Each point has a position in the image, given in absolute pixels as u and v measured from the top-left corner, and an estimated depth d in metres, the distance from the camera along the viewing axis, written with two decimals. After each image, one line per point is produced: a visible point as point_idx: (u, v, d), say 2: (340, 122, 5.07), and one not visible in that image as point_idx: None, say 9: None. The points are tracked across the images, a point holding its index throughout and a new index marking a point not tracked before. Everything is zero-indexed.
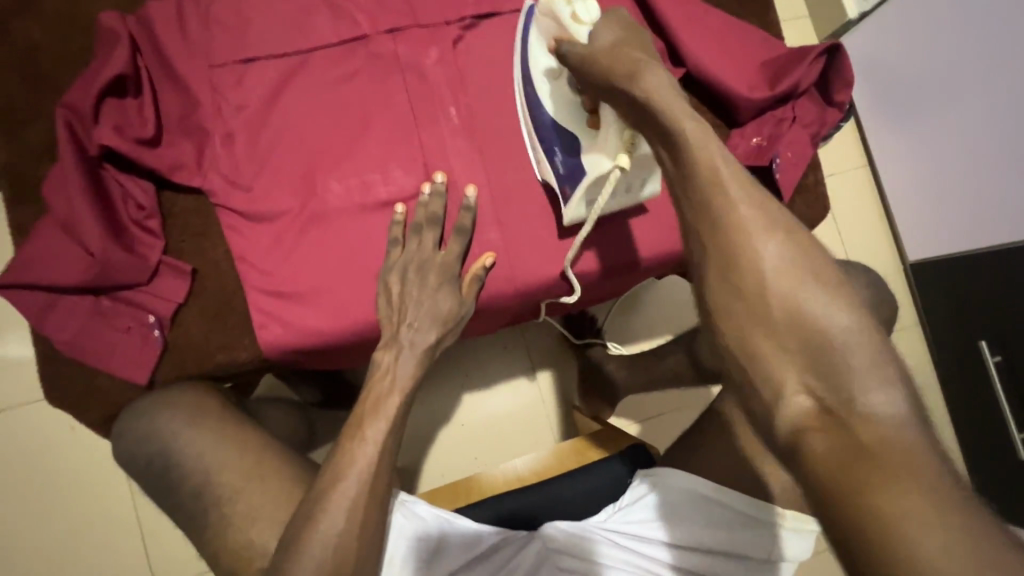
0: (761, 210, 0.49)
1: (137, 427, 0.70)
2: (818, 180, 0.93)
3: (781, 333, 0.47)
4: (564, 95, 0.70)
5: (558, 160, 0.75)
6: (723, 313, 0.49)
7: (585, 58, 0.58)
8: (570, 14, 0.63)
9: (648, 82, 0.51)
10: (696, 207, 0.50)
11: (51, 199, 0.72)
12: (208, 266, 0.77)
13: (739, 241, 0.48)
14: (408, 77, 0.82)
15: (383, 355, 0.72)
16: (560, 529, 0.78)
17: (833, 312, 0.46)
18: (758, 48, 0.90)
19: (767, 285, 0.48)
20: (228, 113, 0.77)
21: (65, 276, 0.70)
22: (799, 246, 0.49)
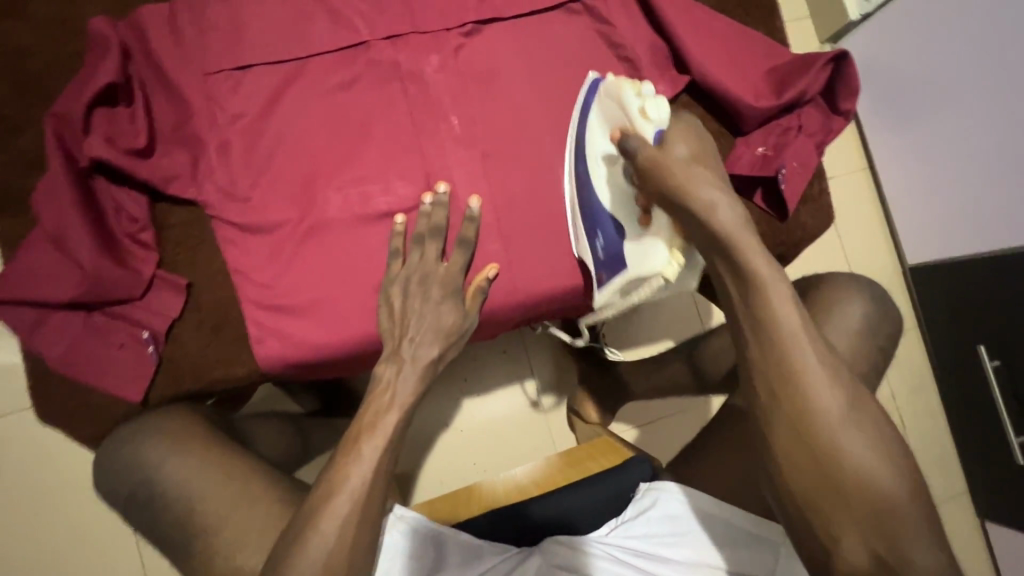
0: (819, 362, 0.54)
1: (126, 450, 0.69)
2: (823, 188, 0.92)
3: (842, 493, 0.52)
4: (618, 182, 0.69)
5: (599, 245, 0.74)
6: (789, 472, 0.55)
7: (656, 166, 0.57)
8: (639, 109, 0.63)
9: (725, 218, 0.54)
10: (767, 370, 0.55)
11: (40, 212, 0.70)
12: (204, 279, 0.75)
13: (802, 393, 0.54)
14: (409, 84, 0.80)
15: (386, 369, 0.69)
16: (562, 542, 0.78)
17: (890, 473, 0.52)
18: (764, 55, 0.89)
19: (834, 440, 0.53)
20: (223, 122, 0.75)
21: (56, 292, 0.68)
22: (861, 406, 0.54)
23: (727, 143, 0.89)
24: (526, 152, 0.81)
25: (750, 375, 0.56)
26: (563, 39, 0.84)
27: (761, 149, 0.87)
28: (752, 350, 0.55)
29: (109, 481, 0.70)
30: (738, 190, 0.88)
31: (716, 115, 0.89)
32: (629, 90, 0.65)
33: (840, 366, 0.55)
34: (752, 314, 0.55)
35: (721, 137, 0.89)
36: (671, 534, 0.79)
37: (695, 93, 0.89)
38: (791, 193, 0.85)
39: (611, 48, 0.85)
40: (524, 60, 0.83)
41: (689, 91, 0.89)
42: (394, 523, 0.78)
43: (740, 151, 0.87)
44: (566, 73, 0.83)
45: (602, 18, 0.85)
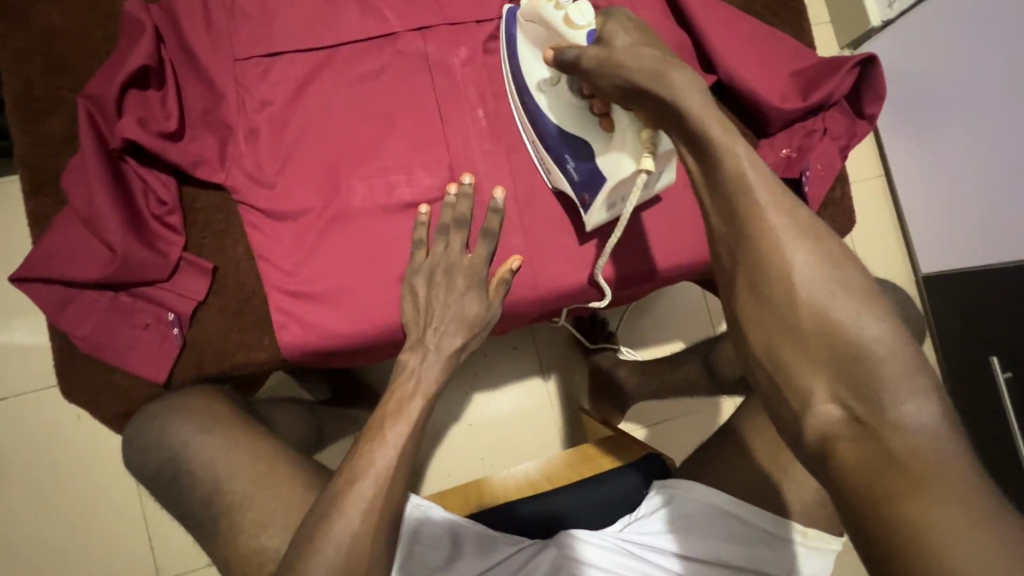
0: (780, 208, 0.50)
1: (150, 430, 0.70)
2: (846, 193, 0.92)
3: (807, 343, 0.48)
4: (565, 100, 0.69)
5: (571, 167, 0.73)
6: (753, 325, 0.51)
7: (602, 62, 0.56)
8: (563, 17, 0.62)
9: (674, 81, 0.51)
10: (729, 222, 0.51)
11: (71, 192, 0.70)
12: (228, 263, 0.75)
13: (762, 239, 0.50)
14: (436, 76, 0.80)
15: (411, 357, 0.70)
16: (576, 535, 0.78)
17: (865, 321, 0.47)
18: (790, 57, 0.89)
19: (797, 292, 0.49)
20: (252, 108, 0.75)
21: (84, 272, 0.69)
22: (832, 259, 0.50)
23: (751, 144, 0.89)
24: None
25: (715, 237, 0.53)
26: None
27: (785, 151, 0.87)
28: (713, 213, 0.52)
29: (133, 461, 0.71)
30: None
31: (741, 115, 0.89)
32: (546, 8, 0.65)
33: (803, 208, 0.50)
34: (710, 178, 0.51)
35: (745, 138, 0.89)
36: (686, 530, 0.79)
37: (720, 93, 0.89)
38: (814, 196, 0.85)
39: None
40: None
41: (713, 90, 0.89)
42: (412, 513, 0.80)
43: (764, 152, 0.87)
44: None
45: (630, 15, 0.85)
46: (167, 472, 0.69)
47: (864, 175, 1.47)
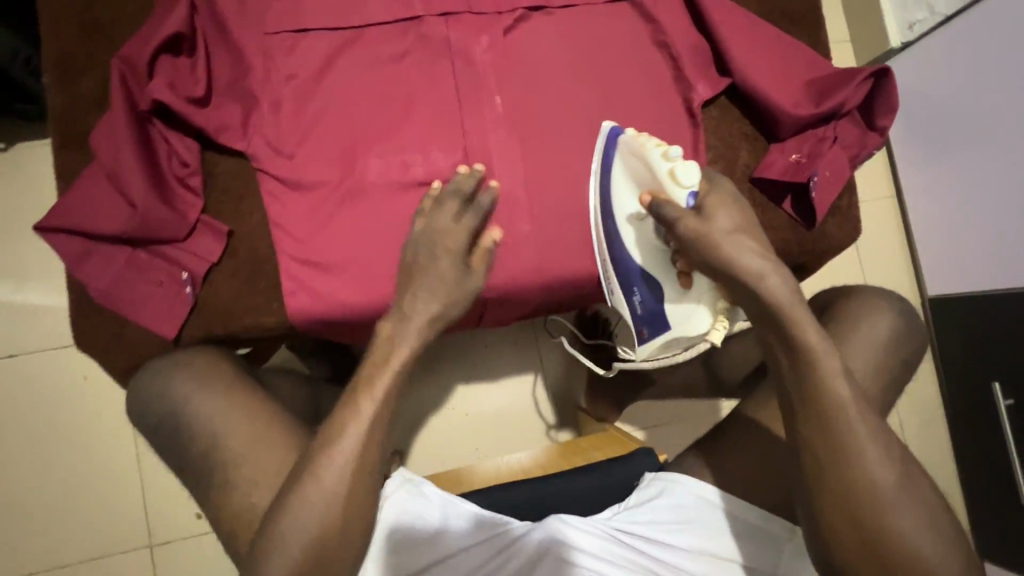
0: (873, 428, 0.61)
1: (153, 384, 0.72)
2: (853, 202, 0.92)
3: (887, 562, 0.59)
4: (649, 241, 0.72)
5: (637, 301, 0.76)
6: (833, 532, 0.61)
7: (702, 240, 0.61)
8: (668, 170, 0.67)
9: (773, 284, 0.60)
10: (821, 436, 0.61)
11: (98, 149, 0.73)
12: (243, 228, 0.77)
13: (855, 455, 0.60)
14: (457, 61, 0.82)
15: (381, 341, 0.67)
16: (564, 519, 0.77)
17: (930, 544, 0.60)
18: (805, 66, 0.90)
19: (880, 515, 0.59)
20: (277, 81, 0.78)
21: (107, 226, 0.71)
22: (908, 483, 0.61)
23: (762, 148, 0.90)
24: (563, 139, 0.84)
25: (801, 438, 0.62)
26: (610, 33, 0.86)
27: (795, 156, 0.88)
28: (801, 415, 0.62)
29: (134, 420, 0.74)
30: (767, 194, 0.89)
31: (752, 119, 0.90)
32: (655, 152, 0.68)
33: (888, 436, 0.61)
34: (808, 392, 0.61)
35: (755, 141, 0.90)
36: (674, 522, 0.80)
37: (733, 96, 0.90)
38: (820, 202, 0.86)
39: (655, 45, 0.87)
40: (568, 50, 0.85)
41: (727, 94, 0.90)
42: (386, 501, 0.80)
43: (774, 157, 0.88)
44: (607, 68, 0.86)
45: (650, 14, 0.87)
46: (169, 429, 0.70)
47: (875, 194, 1.47)
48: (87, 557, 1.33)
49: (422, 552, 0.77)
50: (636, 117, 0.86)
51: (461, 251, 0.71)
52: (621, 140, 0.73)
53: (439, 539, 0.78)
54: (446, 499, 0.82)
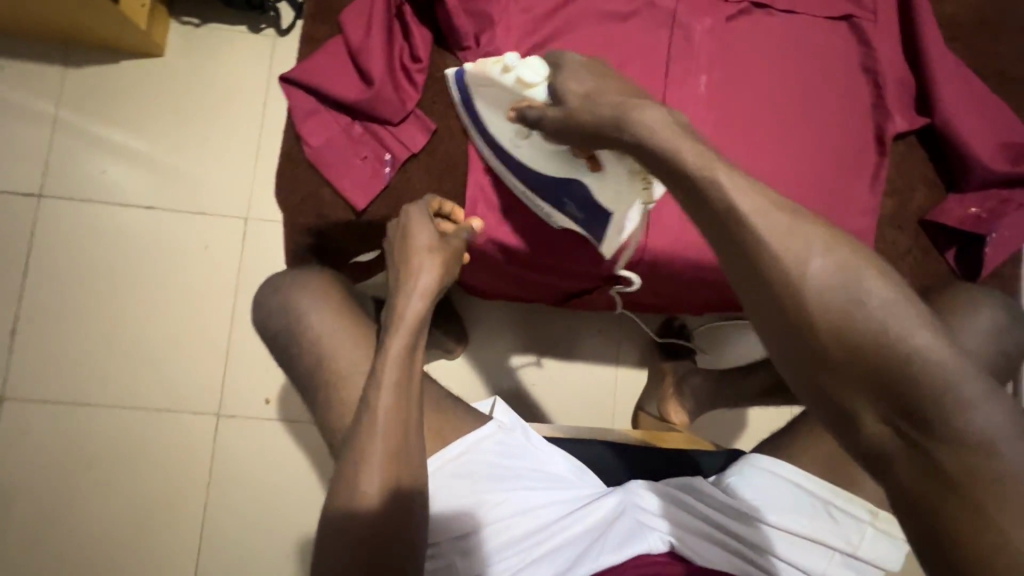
0: (792, 231, 0.47)
1: (274, 299, 0.84)
2: (1014, 272, 0.90)
3: (848, 364, 0.44)
4: (542, 147, 0.70)
5: (573, 209, 0.77)
6: (783, 354, 0.47)
7: (566, 120, 0.60)
8: (514, 80, 0.66)
9: (647, 113, 0.55)
10: (743, 253, 0.48)
11: (348, 25, 0.80)
12: (447, 130, 0.82)
13: (777, 268, 0.46)
14: (676, 34, 0.86)
15: (388, 340, 0.68)
16: (640, 485, 0.82)
17: (907, 326, 0.44)
18: (1005, 126, 0.89)
19: (824, 314, 0.45)
20: (514, 9, 0.83)
21: (340, 93, 0.78)
22: (848, 261, 0.46)
23: (938, 195, 0.90)
24: (751, 134, 0.87)
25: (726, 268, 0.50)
26: (823, 47, 0.89)
27: (974, 210, 0.87)
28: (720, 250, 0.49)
29: (298, 308, 0.82)
30: (930, 238, 0.90)
31: (936, 164, 0.90)
32: (494, 68, 0.68)
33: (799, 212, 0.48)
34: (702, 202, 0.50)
35: (933, 186, 0.90)
36: (755, 500, 0.80)
37: (924, 137, 0.90)
38: (991, 261, 0.85)
39: (862, 69, 0.89)
40: (778, 52, 0.88)
41: (918, 133, 0.91)
42: (432, 482, 0.77)
43: (950, 205, 0.88)
44: (811, 78, 0.88)
45: (866, 38, 0.89)
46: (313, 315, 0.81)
47: None
48: (161, 408, 1.41)
49: (473, 526, 0.76)
50: (826, 132, 0.88)
51: (447, 249, 0.74)
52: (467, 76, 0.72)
53: (491, 516, 0.76)
54: (489, 465, 0.80)
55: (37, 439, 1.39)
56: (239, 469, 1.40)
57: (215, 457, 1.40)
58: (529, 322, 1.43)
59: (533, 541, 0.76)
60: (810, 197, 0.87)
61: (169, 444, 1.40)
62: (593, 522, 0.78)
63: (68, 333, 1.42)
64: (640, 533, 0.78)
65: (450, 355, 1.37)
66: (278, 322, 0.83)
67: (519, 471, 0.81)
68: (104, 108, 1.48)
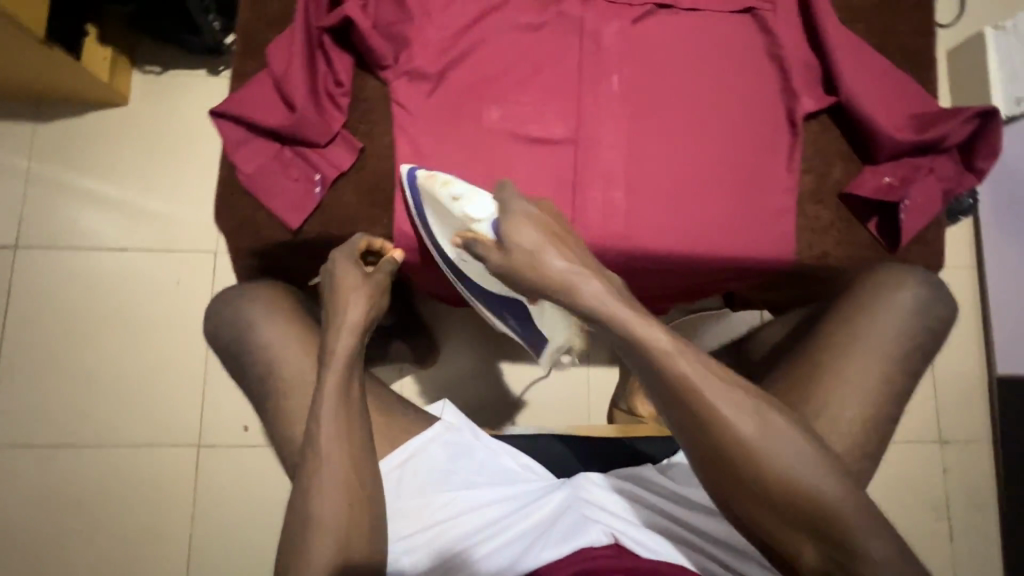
0: (732, 402, 0.59)
1: (223, 313, 0.87)
2: (938, 236, 0.93)
3: (780, 512, 0.59)
4: (486, 275, 0.80)
5: (512, 321, 0.91)
6: (731, 499, 0.61)
7: (507, 270, 0.65)
8: (463, 213, 0.71)
9: (592, 287, 0.61)
10: (694, 421, 0.60)
11: (272, 57, 0.85)
12: (374, 148, 0.87)
13: (734, 444, 0.59)
14: (586, 40, 0.91)
15: (326, 373, 0.74)
16: (588, 478, 0.83)
17: (821, 484, 0.59)
18: (911, 98, 0.93)
19: (762, 474, 0.59)
20: (430, 29, 0.89)
21: (267, 120, 0.82)
22: (772, 429, 0.60)
23: (854, 168, 0.94)
24: (664, 127, 0.91)
25: (681, 429, 0.62)
26: (728, 39, 0.94)
27: (887, 179, 0.91)
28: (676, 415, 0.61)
29: (246, 320, 0.85)
30: (855, 213, 0.92)
31: (850, 140, 0.94)
32: (444, 194, 0.75)
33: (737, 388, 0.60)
34: (655, 374, 0.60)
35: (850, 160, 0.94)
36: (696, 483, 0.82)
37: (835, 115, 0.94)
38: (908, 225, 0.89)
39: (768, 56, 0.94)
40: (685, 47, 0.93)
41: (830, 111, 0.94)
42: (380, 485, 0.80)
43: (866, 176, 0.91)
44: (719, 69, 0.93)
45: (769, 27, 0.94)
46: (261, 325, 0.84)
47: (958, 262, 1.52)
48: (143, 442, 1.44)
49: (419, 526, 0.78)
50: (738, 117, 0.92)
51: (374, 283, 0.79)
52: (421, 185, 0.79)
53: (437, 510, 0.79)
54: (436, 469, 0.83)
55: (23, 482, 1.42)
56: (223, 498, 1.42)
57: (196, 488, 1.42)
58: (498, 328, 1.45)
59: (476, 537, 0.77)
60: (728, 180, 0.91)
61: (152, 477, 1.43)
62: (537, 520, 0.79)
63: (49, 377, 1.46)
64: (584, 525, 0.77)
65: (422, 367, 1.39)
66: (226, 332, 0.86)
67: (465, 471, 0.84)
68: (74, 157, 1.54)
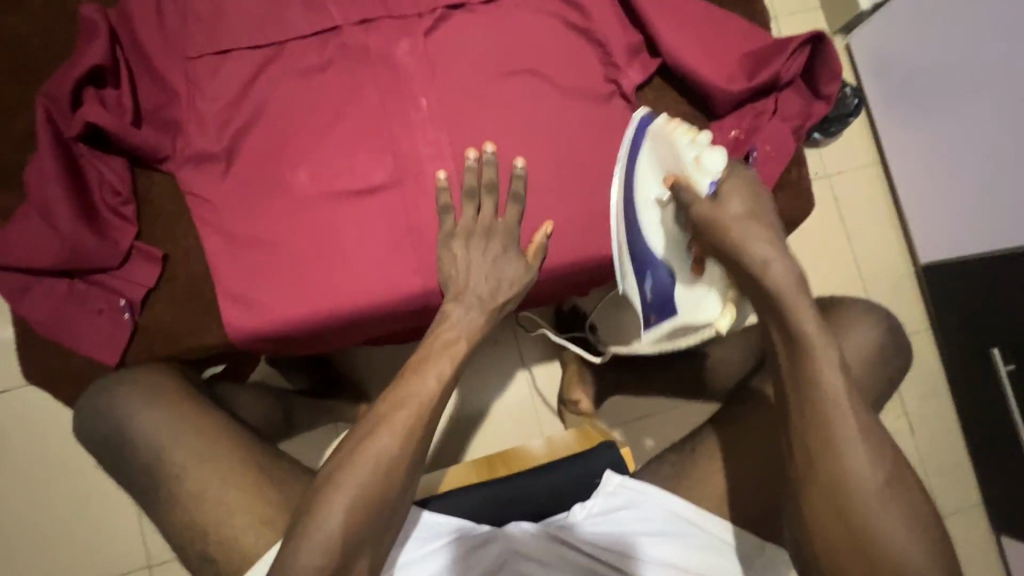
0: (863, 431, 0.59)
1: (96, 402, 0.73)
2: (801, 174, 0.89)
3: (864, 550, 0.57)
4: (671, 228, 0.69)
5: (648, 286, 0.73)
6: (813, 512, 0.60)
7: (711, 223, 0.63)
8: (694, 157, 0.65)
9: (776, 274, 0.60)
10: (808, 426, 0.60)
11: (29, 184, 0.74)
12: (179, 251, 0.79)
13: (840, 468, 0.58)
14: (379, 68, 0.83)
15: (377, 436, 0.62)
16: (513, 529, 0.80)
17: (908, 546, 0.56)
18: (740, 38, 0.87)
19: (861, 506, 0.57)
20: (201, 102, 0.79)
21: (39, 258, 0.73)
22: (885, 466, 0.58)
23: (701, 128, 0.88)
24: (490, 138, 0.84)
25: (792, 426, 0.61)
26: (534, 24, 0.86)
27: (733, 133, 0.85)
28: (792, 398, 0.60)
29: (126, 410, 0.72)
30: None
31: (688, 99, 0.88)
32: (682, 136, 0.66)
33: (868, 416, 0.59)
34: (794, 362, 0.60)
35: (693, 120, 0.88)
36: (643, 532, 0.78)
37: (666, 77, 0.89)
38: (765, 176, 0.84)
39: (580, 32, 0.86)
40: (490, 46, 0.85)
41: (660, 74, 0.89)
42: None
43: (711, 135, 0.86)
44: (532, 61, 0.85)
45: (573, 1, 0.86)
46: (135, 419, 0.72)
47: (859, 163, 1.50)
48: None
49: None
50: (566, 106, 0.85)
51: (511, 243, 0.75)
52: (652, 126, 0.70)
53: None
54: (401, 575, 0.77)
55: None
56: None
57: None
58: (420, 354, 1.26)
59: None
60: (571, 178, 0.84)
61: None
62: None
63: None
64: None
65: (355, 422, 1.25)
66: (104, 425, 0.73)
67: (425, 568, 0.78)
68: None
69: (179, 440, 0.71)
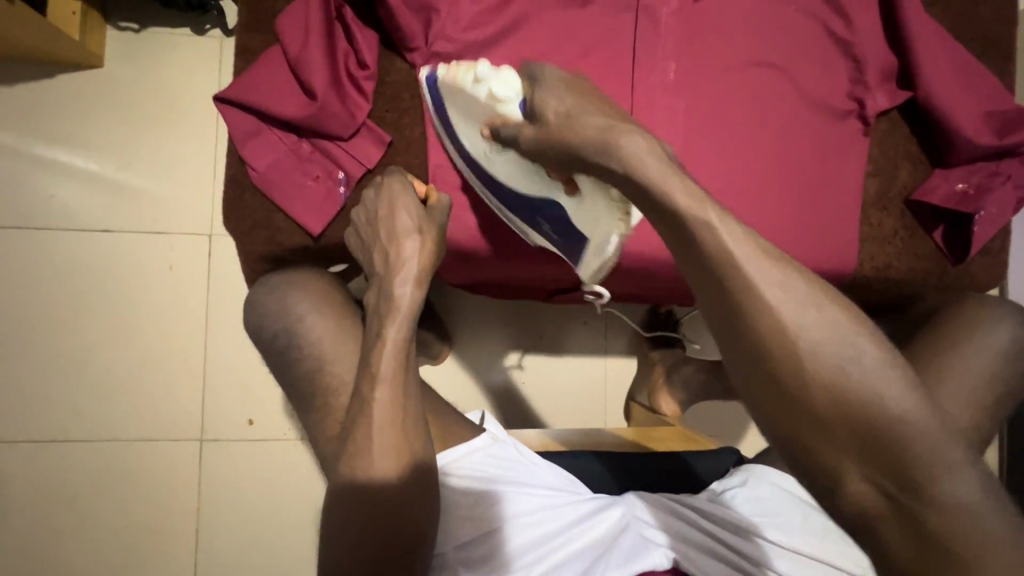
0: (787, 282, 0.47)
1: (268, 298, 0.75)
2: (1004, 246, 0.88)
3: (837, 420, 0.46)
4: (514, 167, 0.67)
5: (549, 229, 0.72)
6: (771, 411, 0.48)
7: (544, 138, 0.57)
8: (486, 92, 0.62)
9: (633, 144, 0.51)
10: (744, 334, 0.47)
11: (283, 31, 0.73)
12: (403, 143, 0.78)
13: (769, 318, 0.46)
14: (641, 19, 0.81)
15: (386, 329, 0.63)
16: (643, 498, 0.79)
17: (895, 397, 0.46)
18: (992, 96, 0.85)
19: (807, 367, 0.46)
20: None
21: (281, 109, 0.72)
22: (823, 299, 0.48)
23: (924, 172, 0.87)
24: (725, 121, 0.82)
25: (715, 329, 0.50)
26: (795, 24, 0.84)
27: (960, 186, 0.85)
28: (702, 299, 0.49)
29: (295, 309, 0.73)
30: (918, 219, 0.87)
31: (920, 140, 0.87)
32: (466, 78, 0.64)
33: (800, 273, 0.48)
34: (686, 247, 0.49)
35: (918, 164, 0.87)
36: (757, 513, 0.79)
37: (907, 112, 0.87)
38: (979, 236, 0.84)
39: (838, 43, 0.85)
40: (748, 30, 0.83)
41: (902, 108, 0.87)
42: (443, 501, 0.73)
43: (936, 182, 0.85)
44: (786, 57, 0.84)
45: (844, 11, 0.84)
46: (301, 317, 0.73)
47: None
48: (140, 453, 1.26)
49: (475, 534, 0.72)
50: (804, 112, 0.84)
51: (429, 220, 0.69)
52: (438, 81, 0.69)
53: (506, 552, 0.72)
54: (483, 485, 0.75)
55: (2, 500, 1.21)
56: (232, 513, 1.27)
57: (204, 496, 1.26)
58: (516, 317, 1.28)
59: (539, 549, 0.72)
60: (791, 182, 0.83)
61: (150, 490, 1.25)
62: (592, 540, 0.74)
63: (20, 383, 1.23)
64: (642, 548, 0.74)
65: (433, 359, 1.21)
66: (271, 322, 0.73)
67: (511, 480, 0.77)
68: (25, 116, 1.23)
69: (337, 337, 0.71)
